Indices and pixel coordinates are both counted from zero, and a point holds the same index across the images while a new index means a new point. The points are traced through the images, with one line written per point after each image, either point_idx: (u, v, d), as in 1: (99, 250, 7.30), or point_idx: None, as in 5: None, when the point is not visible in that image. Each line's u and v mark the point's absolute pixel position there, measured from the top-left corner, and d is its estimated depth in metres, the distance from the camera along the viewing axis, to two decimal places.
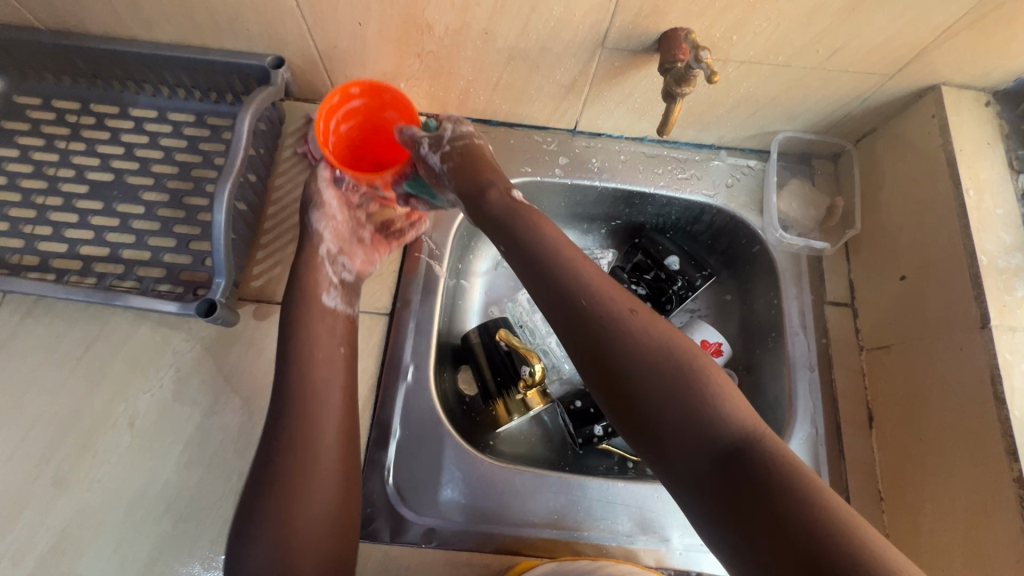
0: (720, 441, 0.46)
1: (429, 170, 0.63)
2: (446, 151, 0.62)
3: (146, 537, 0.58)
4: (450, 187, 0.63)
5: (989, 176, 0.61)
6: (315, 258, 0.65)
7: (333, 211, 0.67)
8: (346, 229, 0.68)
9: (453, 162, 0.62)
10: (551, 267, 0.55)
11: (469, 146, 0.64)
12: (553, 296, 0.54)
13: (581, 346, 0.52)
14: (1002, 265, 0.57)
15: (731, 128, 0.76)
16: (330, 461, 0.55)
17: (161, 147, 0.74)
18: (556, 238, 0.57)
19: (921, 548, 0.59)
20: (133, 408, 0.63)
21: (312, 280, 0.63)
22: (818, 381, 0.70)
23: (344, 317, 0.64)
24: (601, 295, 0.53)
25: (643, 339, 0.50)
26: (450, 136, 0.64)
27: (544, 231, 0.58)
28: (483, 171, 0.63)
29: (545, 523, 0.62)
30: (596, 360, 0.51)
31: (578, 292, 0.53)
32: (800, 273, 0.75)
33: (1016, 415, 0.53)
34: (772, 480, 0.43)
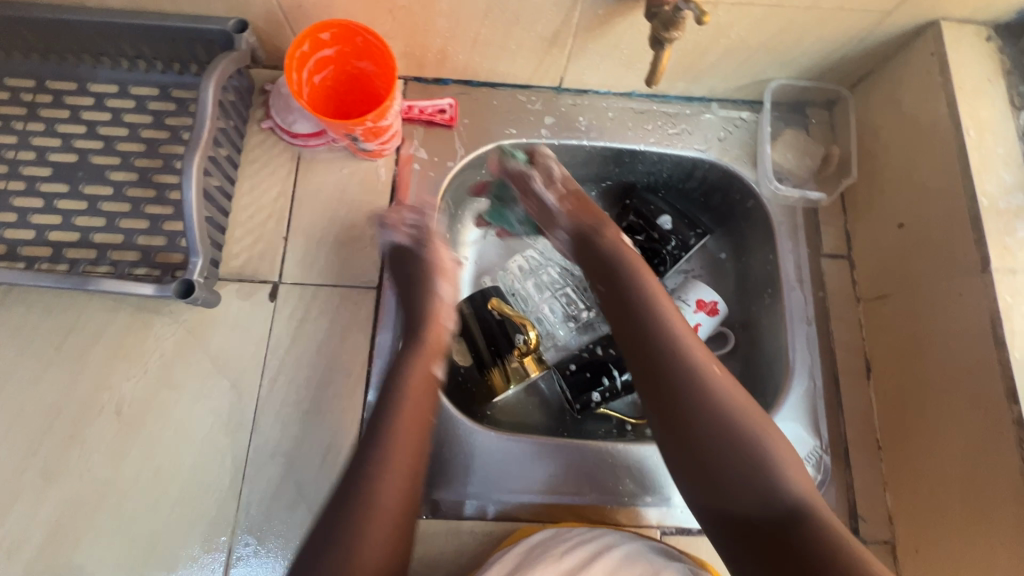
0: (765, 492, 0.48)
1: (541, 206, 0.70)
2: (561, 191, 0.70)
3: (143, 523, 0.58)
4: (562, 222, 0.69)
5: (990, 114, 0.59)
6: (432, 315, 0.62)
7: (434, 263, 0.66)
8: (454, 282, 0.67)
9: (566, 201, 0.69)
10: (637, 311, 0.59)
11: (575, 188, 0.70)
12: (636, 338, 0.58)
13: (650, 378, 0.56)
14: (1003, 207, 0.56)
15: (723, 78, 0.73)
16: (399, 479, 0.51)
17: (125, 124, 0.70)
18: (651, 285, 0.61)
19: (920, 494, 0.60)
20: (118, 395, 0.61)
21: (432, 343, 0.60)
22: (815, 334, 0.69)
23: (434, 382, 0.58)
24: (675, 336, 0.57)
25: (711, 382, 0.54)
26: (555, 177, 0.70)
27: (642, 278, 0.62)
28: (591, 216, 0.68)
29: (545, 489, 0.62)
30: (660, 393, 0.54)
31: (661, 337, 0.57)
32: (796, 225, 0.73)
33: (1016, 356, 0.51)
34: (818, 547, 0.44)
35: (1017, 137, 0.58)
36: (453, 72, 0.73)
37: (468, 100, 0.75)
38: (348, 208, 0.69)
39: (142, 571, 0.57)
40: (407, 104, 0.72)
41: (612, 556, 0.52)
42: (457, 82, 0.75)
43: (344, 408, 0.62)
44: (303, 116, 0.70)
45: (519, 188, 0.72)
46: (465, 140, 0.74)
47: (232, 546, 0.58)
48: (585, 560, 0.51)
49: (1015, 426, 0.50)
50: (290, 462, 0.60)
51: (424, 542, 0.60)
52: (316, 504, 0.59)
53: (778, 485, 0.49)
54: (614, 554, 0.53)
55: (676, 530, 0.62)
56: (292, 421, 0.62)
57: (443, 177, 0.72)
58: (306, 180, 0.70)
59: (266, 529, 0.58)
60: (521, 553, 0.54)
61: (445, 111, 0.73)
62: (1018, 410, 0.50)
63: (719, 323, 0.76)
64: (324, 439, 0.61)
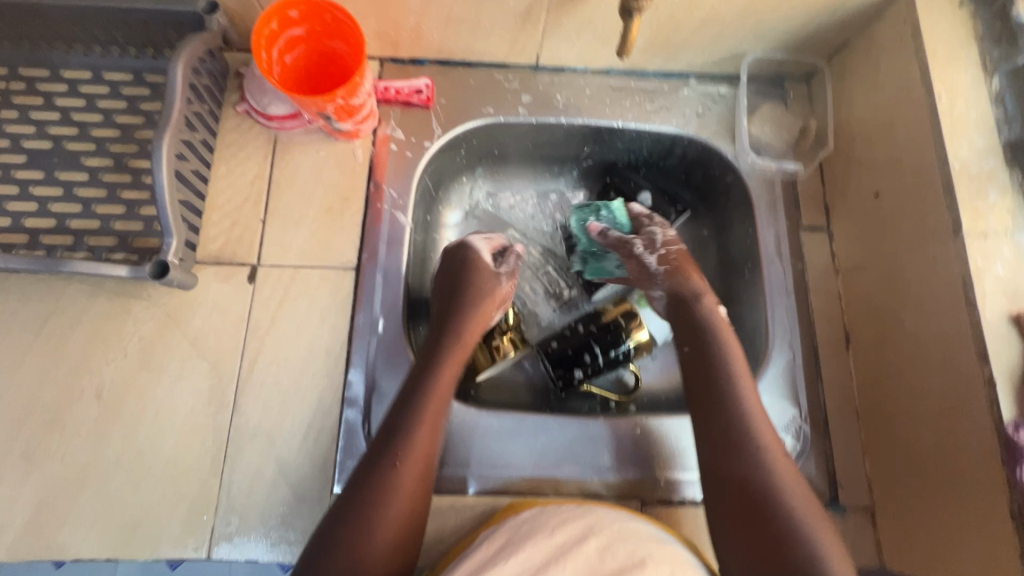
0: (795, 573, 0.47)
1: (643, 268, 0.68)
2: (663, 255, 0.67)
3: (126, 505, 0.58)
4: (659, 286, 0.67)
5: (963, 80, 0.59)
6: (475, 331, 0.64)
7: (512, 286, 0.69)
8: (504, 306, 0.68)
9: (667, 265, 0.67)
10: (710, 377, 0.59)
11: (677, 249, 0.68)
12: (706, 402, 0.58)
13: (706, 418, 0.57)
14: (975, 170, 0.56)
15: (699, 52, 0.73)
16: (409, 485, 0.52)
17: (99, 110, 0.69)
18: (733, 362, 0.59)
19: (897, 459, 0.60)
20: (98, 379, 0.61)
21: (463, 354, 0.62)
22: (794, 306, 0.69)
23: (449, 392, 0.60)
24: (740, 391, 0.57)
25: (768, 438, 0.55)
26: (662, 242, 0.68)
27: (729, 355, 0.60)
28: (692, 284, 0.66)
29: (528, 464, 0.63)
30: (713, 435, 0.56)
31: (734, 408, 0.56)
32: (775, 199, 0.73)
33: (988, 318, 0.51)
34: None
35: (990, 101, 0.58)
36: (428, 51, 0.73)
37: (445, 80, 0.75)
38: (326, 189, 0.69)
39: (125, 552, 0.57)
40: (382, 85, 0.72)
41: (603, 529, 0.52)
42: (433, 61, 0.75)
43: (325, 388, 0.63)
44: (278, 98, 0.69)
45: (618, 248, 0.69)
46: (443, 119, 0.73)
47: (213, 525, 0.58)
48: (576, 534, 0.51)
49: (986, 386, 0.50)
50: (272, 442, 0.61)
51: None
52: (298, 482, 0.60)
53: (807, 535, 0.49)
54: (606, 527, 0.52)
55: (657, 501, 0.63)
56: (272, 402, 0.62)
57: (420, 157, 0.72)
58: (283, 162, 0.70)
59: (248, 508, 0.59)
60: (510, 529, 0.54)
61: (421, 91, 0.73)
62: (989, 371, 0.50)
63: None
64: (305, 419, 0.62)
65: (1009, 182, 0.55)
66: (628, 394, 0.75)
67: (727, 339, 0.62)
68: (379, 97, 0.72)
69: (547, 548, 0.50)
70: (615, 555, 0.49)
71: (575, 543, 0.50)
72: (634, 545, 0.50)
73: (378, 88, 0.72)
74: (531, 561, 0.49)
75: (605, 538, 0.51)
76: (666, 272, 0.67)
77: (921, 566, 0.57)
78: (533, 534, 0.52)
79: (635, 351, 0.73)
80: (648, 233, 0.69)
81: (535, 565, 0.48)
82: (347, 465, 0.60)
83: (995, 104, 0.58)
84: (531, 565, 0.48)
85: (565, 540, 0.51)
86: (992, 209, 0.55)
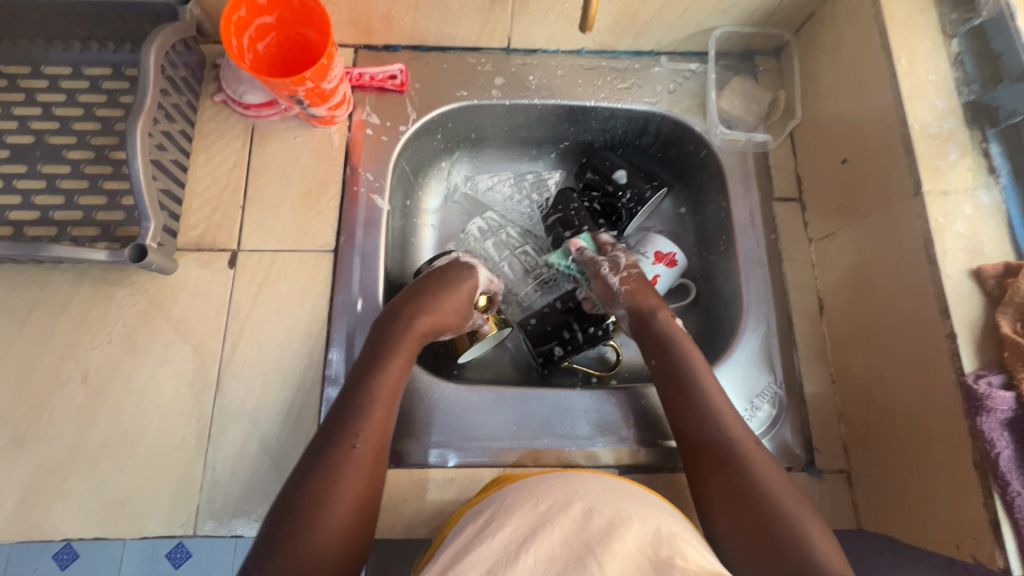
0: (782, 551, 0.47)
1: (606, 288, 0.69)
2: (625, 275, 0.68)
3: (114, 486, 0.59)
4: (621, 304, 0.68)
5: (922, 43, 0.59)
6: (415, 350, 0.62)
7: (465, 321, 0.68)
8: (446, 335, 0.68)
9: (629, 283, 0.68)
10: (676, 378, 0.60)
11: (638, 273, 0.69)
12: (676, 404, 0.59)
13: (679, 413, 0.59)
14: (934, 131, 0.56)
15: (668, 29, 0.74)
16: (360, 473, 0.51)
17: (80, 104, 0.71)
18: (698, 363, 0.61)
19: (869, 420, 0.61)
20: (84, 365, 0.62)
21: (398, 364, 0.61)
22: (768, 275, 0.70)
23: None
24: (707, 390, 0.59)
25: (730, 423, 0.56)
26: (626, 265, 0.69)
27: (693, 356, 0.62)
28: (646, 299, 0.67)
29: (506, 435, 0.64)
30: (686, 425, 0.58)
31: (704, 406, 0.58)
32: (747, 171, 0.74)
33: (949, 274, 0.52)
34: None
35: (949, 63, 0.59)
36: (401, 37, 0.74)
37: (418, 65, 0.76)
38: (303, 174, 0.71)
39: (115, 531, 0.58)
40: (357, 71, 0.73)
41: (588, 493, 0.48)
42: (407, 47, 0.76)
43: (306, 367, 0.64)
44: (254, 86, 0.69)
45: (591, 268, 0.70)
46: (417, 104, 0.75)
47: (199, 502, 0.59)
48: (561, 500, 0.47)
49: (948, 339, 0.51)
50: (255, 420, 0.62)
51: (387, 492, 0.61)
52: (281, 459, 0.61)
53: (784, 510, 0.50)
54: (591, 491, 0.48)
55: (636, 468, 0.64)
56: (255, 382, 0.63)
57: (396, 141, 0.73)
58: (261, 150, 0.71)
59: (231, 485, 0.60)
60: (490, 506, 0.50)
61: (395, 77, 0.74)
62: (950, 325, 0.51)
63: (679, 274, 0.77)
64: (287, 398, 0.63)
65: (968, 140, 0.56)
66: (610, 369, 0.76)
67: (681, 336, 0.64)
68: (354, 83, 0.73)
69: (531, 518, 0.45)
70: (600, 514, 0.45)
71: (559, 508, 0.46)
72: (620, 505, 0.47)
73: (353, 76, 0.73)
74: (514, 534, 0.44)
75: (591, 500, 0.47)
76: (627, 292, 0.67)
77: (895, 526, 0.57)
78: (514, 508, 0.48)
79: (614, 326, 0.73)
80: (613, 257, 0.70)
81: (518, 538, 0.44)
82: None
83: (954, 66, 0.59)
84: (515, 539, 0.44)
85: (549, 506, 0.46)
86: (953, 167, 0.55)
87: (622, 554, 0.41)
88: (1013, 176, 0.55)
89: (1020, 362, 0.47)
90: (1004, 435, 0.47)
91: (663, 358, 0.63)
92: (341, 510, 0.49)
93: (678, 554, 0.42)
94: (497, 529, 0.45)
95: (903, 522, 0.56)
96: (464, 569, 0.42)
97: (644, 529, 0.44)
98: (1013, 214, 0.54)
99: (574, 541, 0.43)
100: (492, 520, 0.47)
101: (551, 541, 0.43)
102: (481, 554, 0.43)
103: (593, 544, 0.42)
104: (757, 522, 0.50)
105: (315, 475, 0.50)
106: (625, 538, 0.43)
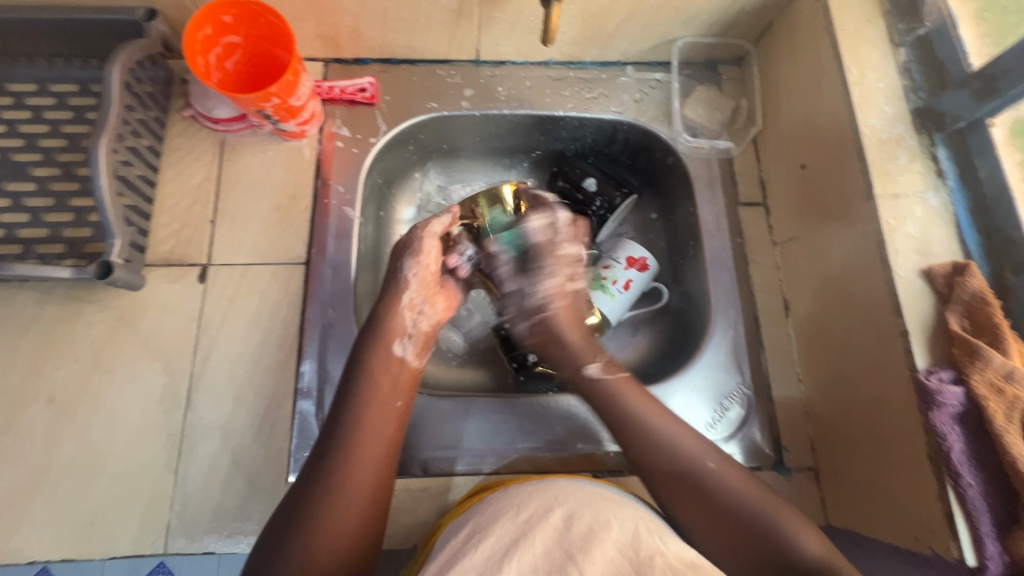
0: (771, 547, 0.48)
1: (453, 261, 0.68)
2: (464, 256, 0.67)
3: (82, 505, 0.59)
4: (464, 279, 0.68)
5: (871, 53, 0.62)
6: (395, 307, 0.60)
7: (423, 254, 0.62)
8: (434, 277, 0.64)
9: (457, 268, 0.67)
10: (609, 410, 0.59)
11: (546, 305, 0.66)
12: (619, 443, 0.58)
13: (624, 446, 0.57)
14: (884, 136, 0.59)
15: (632, 40, 0.75)
16: (373, 466, 0.52)
17: (46, 121, 0.70)
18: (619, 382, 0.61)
19: (833, 417, 0.62)
20: (51, 384, 0.62)
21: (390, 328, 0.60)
22: (735, 278, 0.72)
23: (410, 370, 0.59)
24: (632, 410, 0.58)
25: (663, 426, 0.56)
26: (541, 301, 0.66)
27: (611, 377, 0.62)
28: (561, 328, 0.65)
29: (480, 444, 0.65)
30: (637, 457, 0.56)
31: (637, 435, 0.57)
32: (713, 176, 0.76)
33: (901, 275, 0.54)
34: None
35: (898, 72, 0.61)
36: (370, 51, 0.75)
37: (388, 78, 0.77)
38: (274, 188, 0.71)
39: (82, 551, 0.57)
40: (327, 85, 0.73)
41: (568, 500, 0.48)
42: (376, 60, 0.77)
43: (278, 380, 0.64)
44: (222, 100, 0.70)
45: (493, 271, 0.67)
46: (387, 116, 0.75)
47: (169, 520, 0.59)
48: (540, 509, 0.47)
49: (901, 337, 0.53)
50: (226, 435, 0.62)
51: None
52: (253, 473, 0.61)
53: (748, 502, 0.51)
54: (570, 498, 0.48)
55: (609, 472, 0.65)
56: (226, 396, 0.63)
57: (366, 153, 0.74)
58: (231, 164, 0.71)
59: (203, 502, 0.59)
60: (466, 519, 0.50)
61: (365, 90, 0.74)
62: (904, 323, 0.53)
63: (652, 278, 0.78)
64: (260, 411, 0.63)
65: (917, 145, 0.58)
66: None
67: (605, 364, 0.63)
68: (323, 97, 0.74)
69: (514, 528, 0.45)
70: (579, 520, 0.45)
71: (539, 517, 0.46)
72: (598, 510, 0.47)
73: (323, 89, 0.74)
74: (499, 545, 0.44)
75: (570, 507, 0.47)
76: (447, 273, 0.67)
77: (860, 521, 0.59)
78: (494, 519, 0.47)
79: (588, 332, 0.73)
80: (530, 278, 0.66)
81: (502, 548, 0.43)
82: (301, 456, 0.61)
83: (903, 74, 0.61)
84: (500, 548, 0.43)
85: (530, 515, 0.46)
86: (903, 171, 0.58)
87: (602, 558, 0.42)
88: (959, 179, 0.57)
89: (968, 358, 0.49)
90: (954, 429, 0.48)
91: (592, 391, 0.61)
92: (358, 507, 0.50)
93: (657, 555, 0.43)
94: (480, 541, 0.45)
95: (867, 516, 0.58)
96: None
97: (621, 533, 0.44)
98: (960, 215, 0.56)
99: (556, 549, 0.42)
100: (469, 533, 0.47)
101: (533, 550, 0.43)
102: (464, 567, 0.42)
103: (574, 550, 0.42)
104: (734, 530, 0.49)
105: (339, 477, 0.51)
106: (605, 542, 0.43)
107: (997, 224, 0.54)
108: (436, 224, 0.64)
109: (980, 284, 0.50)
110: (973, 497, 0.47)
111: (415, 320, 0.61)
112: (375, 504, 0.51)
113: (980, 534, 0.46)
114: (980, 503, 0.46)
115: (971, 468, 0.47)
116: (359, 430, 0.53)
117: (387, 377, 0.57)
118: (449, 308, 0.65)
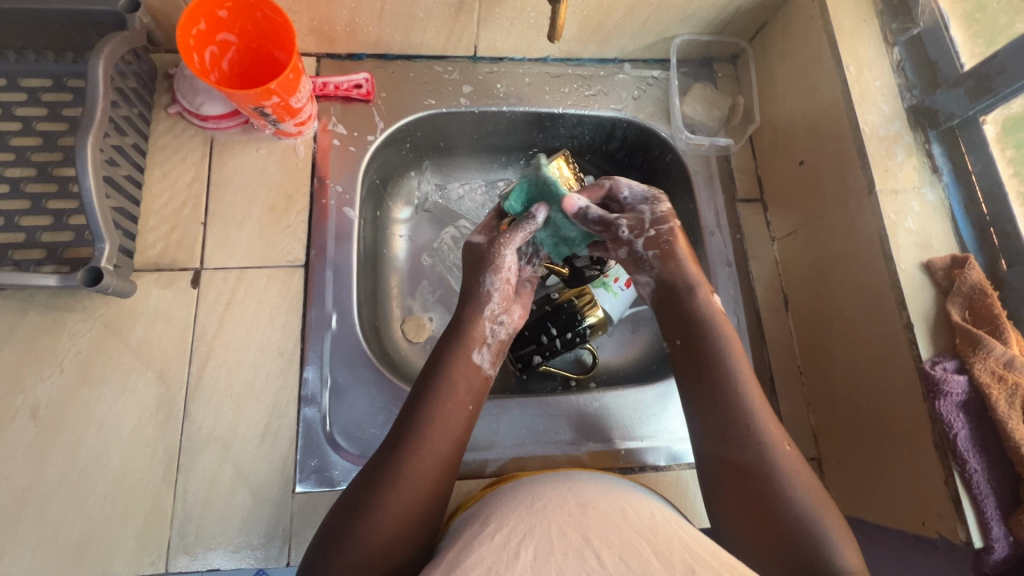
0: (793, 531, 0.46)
1: (638, 220, 0.58)
2: (651, 237, 0.59)
3: (74, 524, 0.55)
4: (662, 237, 0.59)
5: (867, 51, 0.64)
6: (476, 314, 0.60)
7: (507, 270, 0.61)
8: (513, 288, 0.63)
9: (658, 247, 0.59)
10: (716, 385, 0.53)
11: (670, 226, 0.59)
12: (720, 419, 0.52)
13: (720, 424, 0.52)
14: (883, 133, 0.60)
15: (631, 37, 0.75)
16: (439, 462, 0.51)
17: (17, 118, 0.65)
18: (737, 366, 0.54)
19: (836, 407, 0.64)
20: (33, 399, 0.58)
21: (469, 334, 0.59)
22: (736, 274, 0.73)
23: (485, 378, 0.59)
24: (741, 392, 0.52)
25: (759, 416, 0.51)
26: (658, 220, 0.59)
27: (732, 359, 0.54)
28: (685, 271, 0.59)
29: (489, 445, 0.65)
30: (708, 423, 0.52)
31: (743, 417, 0.51)
32: (712, 173, 0.77)
33: (903, 268, 0.56)
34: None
35: (893, 70, 0.63)
36: (365, 46, 0.73)
37: (383, 73, 0.75)
38: (268, 188, 0.68)
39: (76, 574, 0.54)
40: (321, 80, 0.71)
41: (582, 491, 0.48)
42: (371, 56, 0.75)
43: (280, 387, 0.62)
44: (212, 97, 0.66)
45: (595, 227, 0.59)
46: (385, 114, 0.73)
47: (170, 536, 0.56)
48: (556, 498, 0.46)
49: (905, 329, 0.55)
50: (227, 446, 0.59)
51: None
52: (258, 485, 0.58)
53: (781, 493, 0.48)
54: (586, 489, 0.48)
55: (618, 469, 0.65)
56: (226, 405, 0.60)
57: (364, 151, 0.72)
58: (221, 163, 0.68)
59: (205, 517, 0.57)
60: (477, 509, 0.50)
61: (361, 86, 0.72)
62: (907, 315, 0.55)
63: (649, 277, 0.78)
64: (262, 419, 0.60)
65: (913, 142, 0.60)
66: (587, 372, 0.76)
67: (738, 362, 0.54)
68: (318, 93, 0.71)
69: (528, 515, 0.44)
70: (595, 507, 0.45)
71: (555, 504, 0.45)
72: (614, 500, 0.47)
73: (316, 85, 0.71)
74: (515, 530, 0.43)
75: (585, 496, 0.46)
76: (660, 226, 0.59)
77: (863, 508, 0.60)
78: (508, 509, 0.47)
79: (591, 330, 0.73)
80: (638, 213, 0.60)
81: (519, 533, 0.43)
82: (308, 464, 0.60)
83: (897, 73, 0.63)
84: (515, 533, 0.43)
85: (547, 504, 0.45)
86: (901, 168, 0.59)
87: (617, 542, 0.41)
88: (953, 175, 0.59)
89: (971, 348, 0.51)
90: (959, 417, 0.50)
91: (692, 347, 0.56)
92: (413, 499, 0.48)
93: (676, 537, 0.43)
94: (498, 528, 0.44)
95: (870, 504, 0.59)
96: (464, 569, 0.41)
97: (639, 517, 0.45)
98: (955, 209, 0.58)
99: (572, 532, 0.42)
100: (483, 521, 0.46)
101: (550, 533, 0.42)
102: (479, 554, 0.42)
103: (590, 535, 0.42)
104: (779, 533, 0.46)
105: (385, 473, 0.49)
106: (621, 526, 0.43)
107: (989, 218, 0.56)
108: (518, 237, 0.61)
109: (979, 277, 0.52)
110: (979, 482, 0.49)
111: (494, 329, 0.61)
112: (435, 503, 0.50)
113: (986, 517, 0.48)
114: (985, 487, 0.49)
115: (975, 453, 0.49)
116: (431, 429, 0.52)
117: (464, 381, 0.56)
118: (523, 317, 0.65)
